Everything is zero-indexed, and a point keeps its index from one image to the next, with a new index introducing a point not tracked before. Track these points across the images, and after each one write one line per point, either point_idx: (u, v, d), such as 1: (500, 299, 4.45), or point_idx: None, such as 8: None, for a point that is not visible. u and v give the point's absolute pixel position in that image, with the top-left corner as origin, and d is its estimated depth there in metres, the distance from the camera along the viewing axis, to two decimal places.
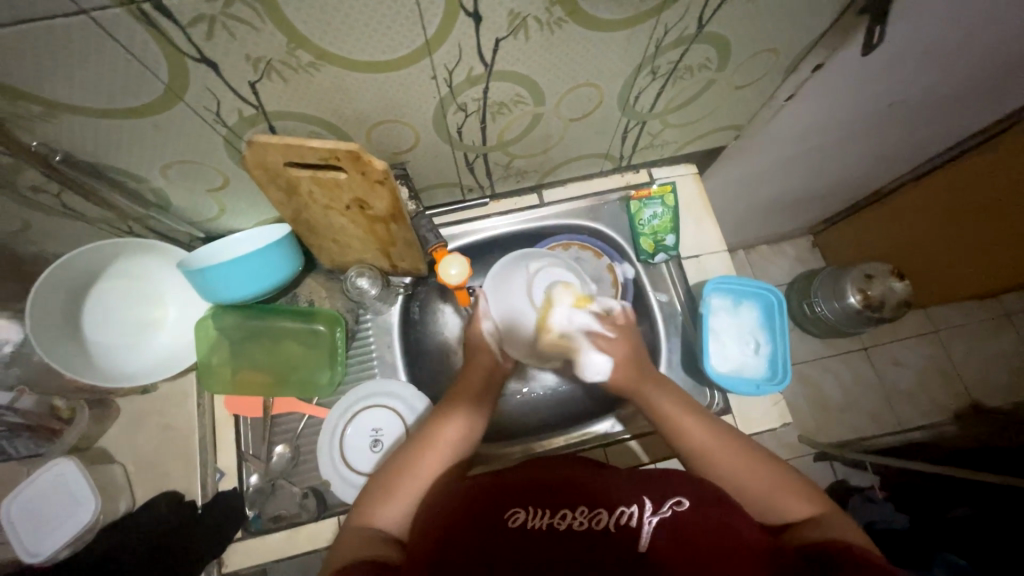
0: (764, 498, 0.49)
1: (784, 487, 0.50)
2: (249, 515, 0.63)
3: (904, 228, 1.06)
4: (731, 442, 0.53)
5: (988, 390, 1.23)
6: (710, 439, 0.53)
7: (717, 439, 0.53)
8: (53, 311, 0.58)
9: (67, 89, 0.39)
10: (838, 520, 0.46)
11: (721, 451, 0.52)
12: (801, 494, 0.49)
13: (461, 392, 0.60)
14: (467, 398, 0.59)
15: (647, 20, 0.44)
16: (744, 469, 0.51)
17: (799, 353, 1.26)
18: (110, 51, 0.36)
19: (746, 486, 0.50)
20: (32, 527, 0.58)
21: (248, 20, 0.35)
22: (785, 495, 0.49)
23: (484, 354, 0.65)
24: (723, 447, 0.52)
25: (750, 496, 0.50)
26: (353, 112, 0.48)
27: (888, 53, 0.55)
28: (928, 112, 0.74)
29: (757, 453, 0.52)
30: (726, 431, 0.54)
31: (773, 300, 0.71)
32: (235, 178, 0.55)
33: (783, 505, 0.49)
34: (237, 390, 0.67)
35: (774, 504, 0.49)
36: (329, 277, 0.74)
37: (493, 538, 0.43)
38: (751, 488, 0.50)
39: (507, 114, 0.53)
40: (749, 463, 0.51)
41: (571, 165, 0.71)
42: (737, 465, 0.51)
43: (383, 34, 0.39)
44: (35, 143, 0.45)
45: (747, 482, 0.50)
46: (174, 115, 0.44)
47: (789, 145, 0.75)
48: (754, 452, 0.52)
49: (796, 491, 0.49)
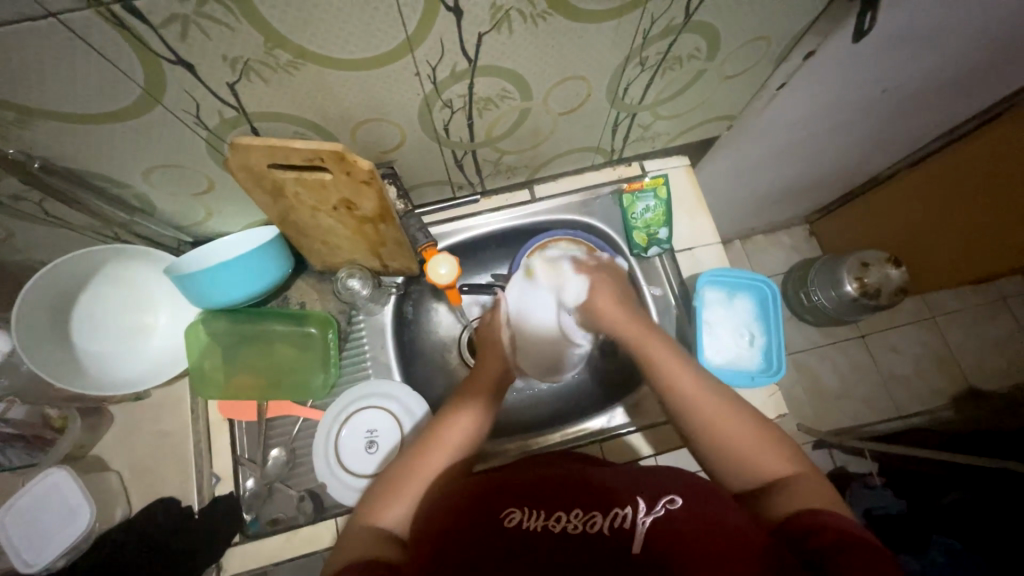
0: (744, 460, 0.48)
1: (768, 450, 0.48)
2: (246, 519, 0.62)
3: (899, 215, 1.05)
4: (722, 402, 0.51)
5: (985, 374, 1.23)
6: (701, 399, 0.52)
7: (717, 396, 0.52)
8: (41, 318, 0.58)
9: (39, 94, 0.38)
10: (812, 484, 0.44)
11: (714, 411, 0.51)
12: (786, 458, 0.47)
13: (470, 392, 0.60)
14: (474, 396, 0.59)
15: (633, 11, 0.43)
16: (732, 434, 0.49)
17: (797, 342, 1.26)
18: (81, 54, 0.35)
19: (729, 446, 0.49)
20: (27, 537, 0.57)
21: (223, 19, 0.35)
22: (766, 458, 0.47)
23: (491, 354, 0.65)
24: (717, 404, 0.51)
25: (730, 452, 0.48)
26: (337, 111, 0.47)
27: (879, 39, 0.54)
28: (922, 98, 0.73)
29: (747, 415, 0.51)
30: (724, 395, 0.52)
31: (767, 290, 0.71)
32: (220, 180, 0.55)
33: (763, 470, 0.47)
34: (230, 394, 0.67)
35: (755, 466, 0.47)
36: (320, 279, 0.73)
37: (491, 541, 0.43)
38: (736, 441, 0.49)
39: (493, 109, 0.52)
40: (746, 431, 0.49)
41: (562, 159, 0.70)
42: (727, 424, 0.50)
43: (363, 31, 0.38)
44: (12, 150, 0.44)
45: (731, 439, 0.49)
46: (152, 118, 0.43)
47: (781, 134, 0.75)
48: (742, 414, 0.50)
49: (780, 456, 0.47)
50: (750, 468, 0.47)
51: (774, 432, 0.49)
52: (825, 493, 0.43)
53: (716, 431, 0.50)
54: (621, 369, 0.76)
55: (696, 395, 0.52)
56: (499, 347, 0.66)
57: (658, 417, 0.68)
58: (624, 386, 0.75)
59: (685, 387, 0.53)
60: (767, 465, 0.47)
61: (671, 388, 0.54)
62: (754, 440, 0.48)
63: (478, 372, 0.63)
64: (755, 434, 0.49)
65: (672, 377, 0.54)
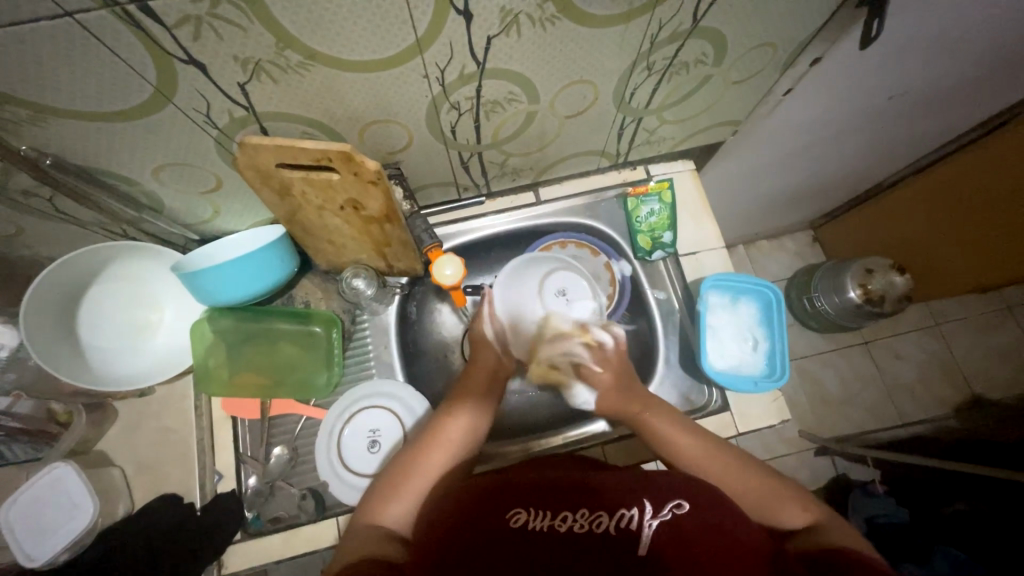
0: (756, 504, 0.49)
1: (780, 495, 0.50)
2: (248, 516, 0.63)
3: (904, 221, 1.05)
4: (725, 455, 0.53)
5: (988, 384, 1.22)
6: (702, 452, 0.53)
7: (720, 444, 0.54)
8: (48, 314, 0.58)
9: (53, 92, 0.39)
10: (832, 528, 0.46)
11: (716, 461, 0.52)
12: (797, 501, 0.49)
13: (467, 390, 0.60)
14: (471, 394, 0.59)
15: (641, 15, 0.43)
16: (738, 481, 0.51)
17: (800, 348, 1.26)
18: (95, 54, 0.35)
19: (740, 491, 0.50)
20: (29, 530, 0.57)
21: (235, 20, 0.35)
22: (779, 502, 0.49)
23: (483, 350, 0.65)
24: (718, 454, 0.53)
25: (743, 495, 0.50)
26: (345, 112, 0.48)
27: (887, 46, 0.54)
28: (929, 105, 0.73)
29: (752, 463, 0.52)
30: (729, 448, 0.54)
31: (771, 296, 0.71)
32: (228, 178, 0.55)
33: (776, 514, 0.49)
34: (234, 392, 0.67)
35: (771, 510, 0.49)
36: (325, 278, 0.74)
37: (496, 539, 0.43)
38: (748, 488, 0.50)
39: (501, 112, 0.53)
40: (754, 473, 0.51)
41: (568, 162, 0.70)
42: (734, 472, 0.51)
43: (373, 34, 0.39)
44: (24, 147, 0.45)
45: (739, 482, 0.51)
46: (163, 117, 0.43)
47: (788, 140, 0.75)
48: (750, 464, 0.52)
49: (793, 500, 0.49)
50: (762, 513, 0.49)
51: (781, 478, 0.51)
52: (845, 531, 0.45)
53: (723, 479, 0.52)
54: None
55: (695, 448, 0.54)
56: (489, 349, 0.65)
57: None
58: None
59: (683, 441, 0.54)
60: (781, 510, 0.49)
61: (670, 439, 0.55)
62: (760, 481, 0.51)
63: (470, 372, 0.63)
64: (763, 479, 0.51)
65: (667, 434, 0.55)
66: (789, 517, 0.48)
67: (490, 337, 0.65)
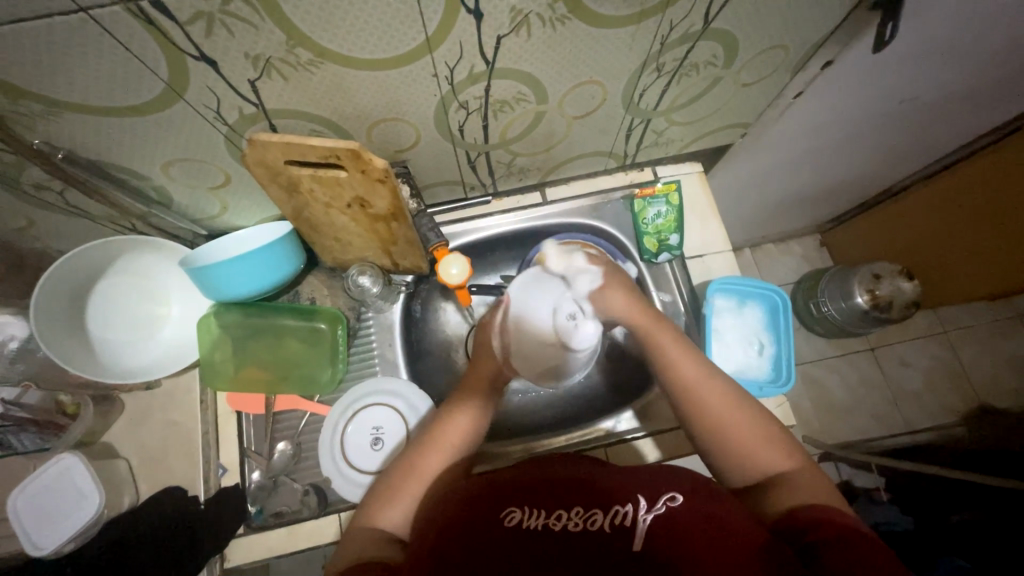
0: (739, 455, 0.49)
1: (766, 443, 0.49)
2: (252, 510, 0.63)
3: (913, 227, 1.04)
4: (724, 398, 0.51)
5: (997, 392, 1.21)
6: (706, 392, 0.52)
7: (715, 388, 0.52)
8: (58, 306, 0.59)
9: (66, 87, 0.39)
10: (807, 484, 0.46)
11: (713, 403, 0.51)
12: (784, 451, 0.49)
13: (471, 384, 0.59)
14: (473, 392, 0.58)
15: (652, 16, 0.43)
16: (729, 419, 0.50)
17: (805, 353, 1.25)
18: (108, 49, 0.36)
19: (728, 435, 0.50)
20: (37, 520, 0.57)
21: (247, 17, 0.35)
22: (763, 451, 0.49)
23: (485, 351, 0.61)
24: (717, 397, 0.51)
25: (730, 440, 0.50)
26: (354, 111, 0.48)
27: (900, 50, 0.54)
28: (941, 109, 0.72)
29: (748, 407, 0.51)
30: (730, 390, 0.52)
31: (777, 299, 0.71)
32: (237, 175, 0.55)
33: (761, 461, 0.48)
34: (240, 386, 0.68)
35: (749, 463, 0.49)
36: (331, 275, 0.74)
37: (490, 538, 0.44)
38: (735, 435, 0.50)
39: (509, 112, 0.53)
40: (742, 420, 0.50)
41: (575, 163, 0.70)
42: (728, 416, 0.50)
43: (385, 32, 0.39)
44: (37, 141, 0.45)
45: (727, 428, 0.50)
46: (175, 113, 0.44)
47: (797, 143, 0.74)
48: (742, 406, 0.51)
49: (777, 449, 0.49)
50: (742, 462, 0.49)
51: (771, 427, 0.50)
52: (825, 487, 0.46)
53: (717, 420, 0.51)
54: (628, 375, 0.75)
55: (696, 384, 0.52)
56: (489, 349, 0.61)
57: (665, 424, 0.68)
58: (629, 392, 0.75)
59: (687, 377, 0.53)
60: (762, 458, 0.48)
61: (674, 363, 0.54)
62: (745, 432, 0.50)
63: (474, 366, 0.60)
64: (749, 420, 0.50)
65: (674, 366, 0.54)
66: (772, 465, 0.48)
67: (496, 351, 0.60)
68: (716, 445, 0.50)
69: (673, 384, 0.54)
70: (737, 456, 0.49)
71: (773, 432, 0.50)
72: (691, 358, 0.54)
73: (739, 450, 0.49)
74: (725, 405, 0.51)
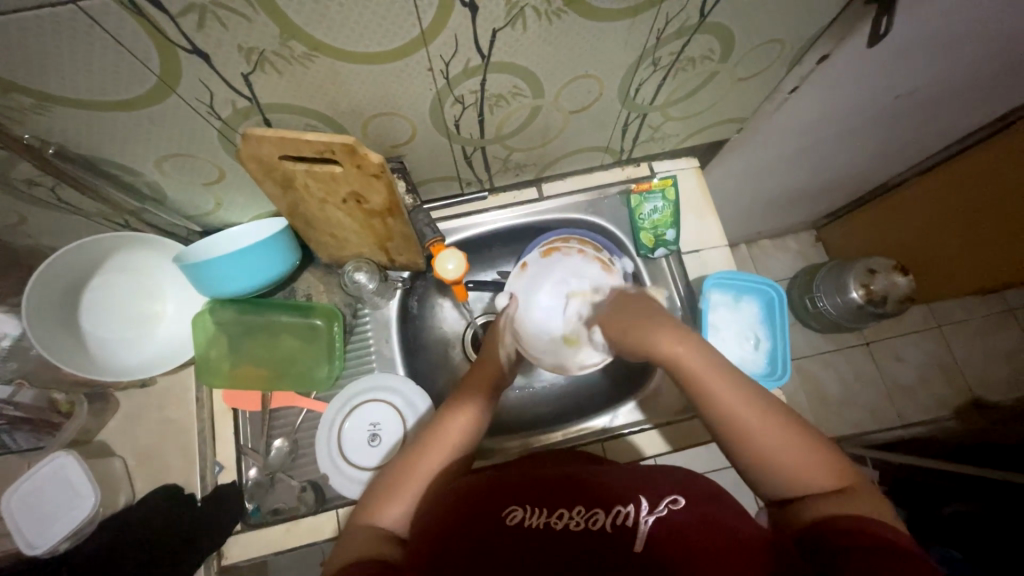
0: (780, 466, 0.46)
1: (807, 455, 0.46)
2: (248, 508, 0.63)
3: (907, 223, 1.05)
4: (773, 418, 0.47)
5: (990, 386, 1.22)
6: (746, 411, 0.48)
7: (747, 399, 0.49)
8: (52, 303, 0.58)
9: (56, 81, 0.38)
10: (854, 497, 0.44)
11: (752, 421, 0.47)
12: (829, 468, 0.46)
13: (473, 381, 0.59)
14: (476, 388, 0.58)
15: (649, 9, 0.43)
16: (766, 432, 0.47)
17: (800, 348, 1.26)
18: (98, 41, 0.35)
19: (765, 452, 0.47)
20: (32, 520, 0.57)
21: (240, 10, 0.35)
22: (806, 465, 0.46)
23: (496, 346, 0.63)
24: (755, 414, 0.48)
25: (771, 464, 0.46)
26: (350, 105, 0.48)
27: (895, 44, 0.54)
28: (935, 104, 0.72)
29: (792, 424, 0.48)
30: (773, 413, 0.48)
31: (774, 294, 0.71)
32: (231, 170, 0.55)
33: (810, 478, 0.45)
34: (236, 383, 0.67)
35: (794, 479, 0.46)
36: (327, 272, 0.74)
37: (493, 539, 0.43)
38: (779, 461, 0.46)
39: (505, 106, 0.52)
40: (780, 430, 0.47)
41: (572, 157, 0.70)
42: (762, 432, 0.47)
43: (376, 23, 0.38)
44: (28, 136, 0.45)
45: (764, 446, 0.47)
46: (167, 107, 0.43)
47: (792, 138, 0.74)
48: (790, 421, 0.48)
49: (822, 466, 0.46)
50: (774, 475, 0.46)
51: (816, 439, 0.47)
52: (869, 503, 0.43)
53: (753, 432, 0.47)
54: (624, 371, 0.76)
55: (731, 404, 0.48)
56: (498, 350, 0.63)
57: (658, 419, 0.68)
58: (626, 386, 0.75)
59: (720, 397, 0.49)
60: (807, 472, 0.46)
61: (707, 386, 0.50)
62: (794, 450, 0.46)
63: (480, 363, 0.61)
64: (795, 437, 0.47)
65: (709, 391, 0.49)
66: (816, 480, 0.45)
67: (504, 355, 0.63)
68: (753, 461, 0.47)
69: (709, 405, 0.49)
70: (774, 472, 0.46)
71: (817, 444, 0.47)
72: (722, 375, 0.50)
73: (779, 468, 0.46)
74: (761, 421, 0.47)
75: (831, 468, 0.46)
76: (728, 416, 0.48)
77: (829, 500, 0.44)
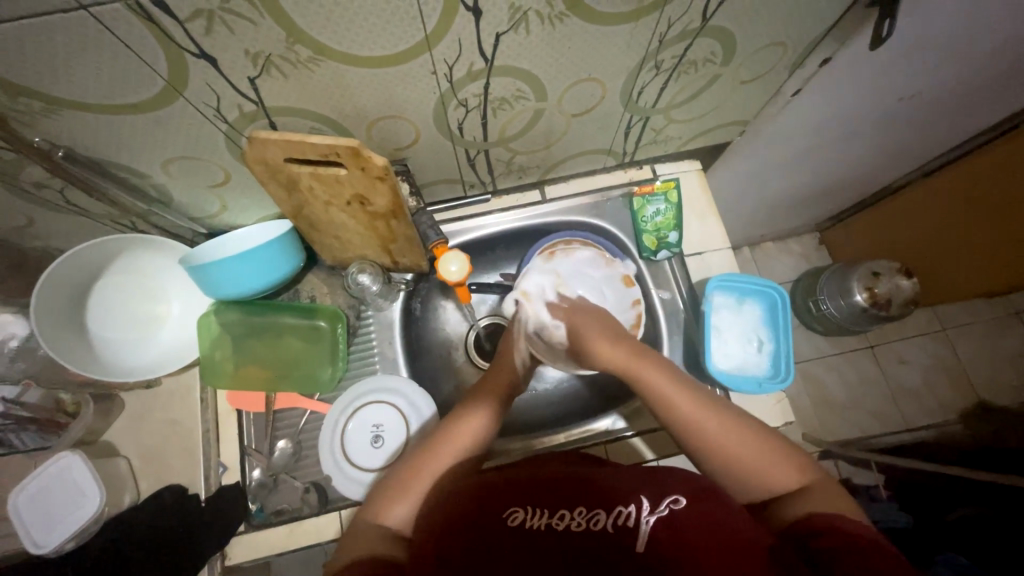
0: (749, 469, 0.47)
1: (773, 457, 0.47)
2: (252, 508, 0.63)
3: (912, 224, 1.04)
4: (732, 423, 0.49)
5: (996, 389, 1.21)
6: (706, 416, 0.50)
7: (706, 408, 0.50)
8: (59, 304, 0.59)
9: (64, 84, 0.39)
10: (823, 493, 0.44)
11: (715, 427, 0.49)
12: (796, 468, 0.47)
13: (488, 387, 0.60)
14: (490, 394, 0.59)
15: (651, 13, 0.43)
16: (730, 438, 0.48)
17: (804, 351, 1.26)
18: (108, 46, 0.36)
19: (730, 456, 0.48)
20: (37, 519, 0.58)
21: (246, 14, 0.35)
22: (772, 466, 0.47)
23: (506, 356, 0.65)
24: (711, 418, 0.50)
25: (741, 468, 0.47)
26: (354, 108, 0.48)
27: (898, 47, 0.54)
28: (939, 107, 0.72)
29: (754, 429, 0.49)
30: (731, 415, 0.50)
31: (776, 296, 0.71)
32: (236, 173, 0.55)
33: (778, 478, 0.46)
34: (240, 384, 0.68)
35: (764, 481, 0.46)
36: (331, 274, 0.74)
37: (494, 539, 0.44)
38: (748, 464, 0.47)
39: (508, 109, 0.53)
40: (743, 434, 0.48)
41: (575, 160, 0.70)
42: (718, 434, 0.49)
43: (381, 27, 0.39)
44: (37, 139, 0.45)
45: (731, 451, 0.48)
46: (174, 110, 0.44)
47: (795, 141, 0.74)
48: (755, 427, 0.49)
49: (787, 464, 0.47)
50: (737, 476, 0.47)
51: (780, 442, 0.48)
52: (838, 498, 0.43)
53: (715, 435, 0.49)
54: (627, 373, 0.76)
55: (694, 413, 0.50)
56: (510, 359, 0.64)
57: (661, 421, 0.68)
58: (629, 389, 0.75)
59: (682, 408, 0.51)
60: (773, 472, 0.46)
61: (668, 397, 0.52)
62: (756, 453, 0.47)
63: (491, 373, 0.63)
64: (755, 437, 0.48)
65: (669, 397, 0.52)
66: (783, 481, 0.46)
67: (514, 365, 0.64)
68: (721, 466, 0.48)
69: (672, 413, 0.51)
70: (740, 473, 0.47)
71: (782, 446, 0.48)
72: (682, 386, 0.52)
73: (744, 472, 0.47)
74: (724, 428, 0.49)
75: (797, 468, 0.47)
76: (690, 425, 0.50)
77: (796, 499, 0.44)
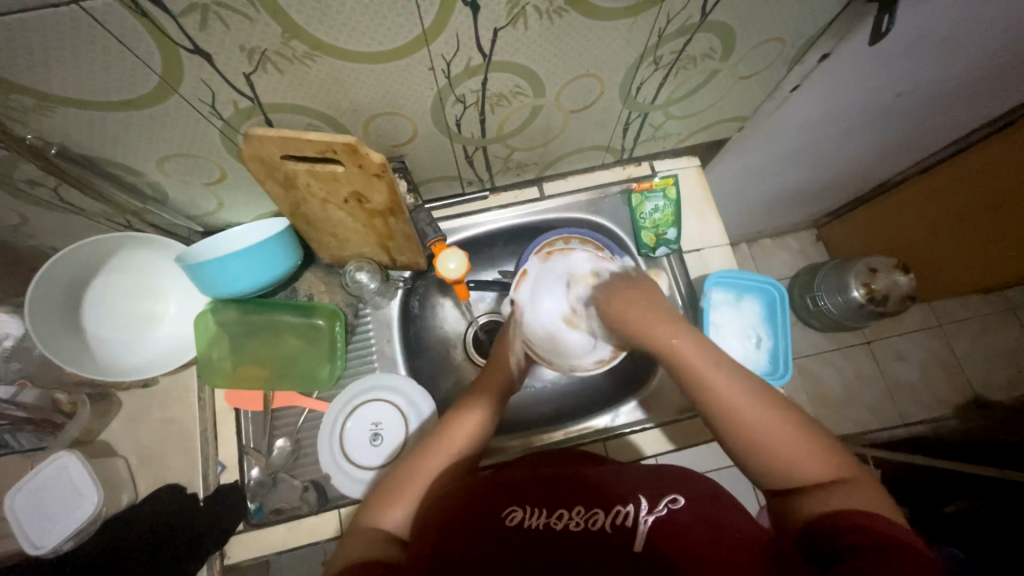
0: (774, 460, 0.46)
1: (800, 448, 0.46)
2: (251, 507, 0.63)
3: (909, 220, 1.05)
4: (767, 410, 0.48)
5: (991, 384, 1.22)
6: (740, 401, 0.49)
7: (743, 393, 0.50)
8: (55, 303, 0.58)
9: (56, 81, 0.39)
10: (849, 488, 0.43)
11: (748, 412, 0.48)
12: (824, 462, 0.45)
13: (485, 386, 0.60)
14: (487, 392, 0.59)
15: (650, 9, 0.43)
16: (763, 425, 0.48)
17: (801, 347, 1.26)
18: (101, 41, 0.35)
19: (758, 443, 0.47)
20: (33, 520, 0.57)
21: (241, 9, 0.35)
22: (798, 459, 0.46)
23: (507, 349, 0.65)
24: (749, 407, 0.49)
25: (767, 457, 0.47)
26: (351, 104, 0.48)
27: (896, 42, 0.54)
28: (937, 103, 0.72)
29: (787, 418, 0.48)
30: (766, 402, 0.49)
31: (775, 293, 0.71)
32: (233, 170, 0.55)
33: (804, 470, 0.45)
34: (238, 383, 0.68)
35: (790, 473, 0.45)
36: (329, 272, 0.74)
37: (492, 540, 0.43)
38: (775, 455, 0.46)
39: (506, 105, 0.52)
40: (775, 424, 0.47)
41: (573, 157, 0.70)
42: (752, 423, 0.48)
43: (377, 23, 0.38)
44: (30, 137, 0.45)
45: (762, 439, 0.47)
46: (169, 107, 0.43)
47: (793, 137, 0.74)
48: (787, 417, 0.48)
49: (814, 455, 0.46)
50: (767, 464, 0.47)
51: (812, 434, 0.47)
52: (865, 494, 0.42)
53: (748, 424, 0.48)
54: (626, 370, 0.76)
55: (730, 395, 0.50)
56: (508, 358, 0.64)
57: (660, 418, 0.68)
58: (629, 385, 0.75)
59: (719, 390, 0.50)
60: (799, 464, 0.45)
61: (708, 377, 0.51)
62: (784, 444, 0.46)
63: (489, 370, 0.62)
64: (787, 430, 0.47)
65: (706, 379, 0.51)
66: (810, 474, 0.45)
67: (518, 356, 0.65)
68: (748, 452, 0.48)
69: (705, 393, 0.51)
70: (767, 463, 0.47)
71: (814, 439, 0.47)
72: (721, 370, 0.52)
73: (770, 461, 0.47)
74: (758, 413, 0.48)
75: (826, 460, 0.45)
76: (724, 407, 0.50)
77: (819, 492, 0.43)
